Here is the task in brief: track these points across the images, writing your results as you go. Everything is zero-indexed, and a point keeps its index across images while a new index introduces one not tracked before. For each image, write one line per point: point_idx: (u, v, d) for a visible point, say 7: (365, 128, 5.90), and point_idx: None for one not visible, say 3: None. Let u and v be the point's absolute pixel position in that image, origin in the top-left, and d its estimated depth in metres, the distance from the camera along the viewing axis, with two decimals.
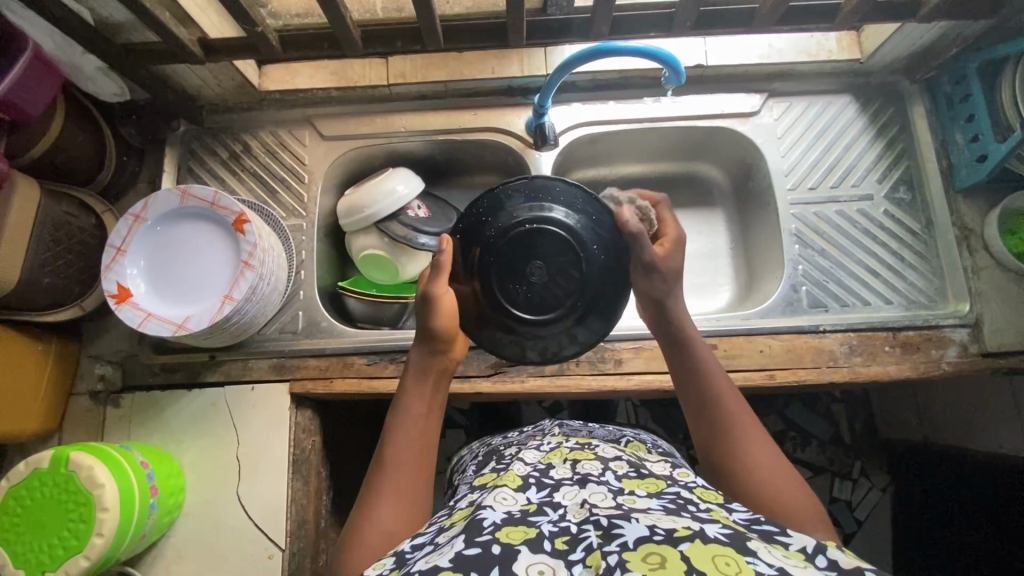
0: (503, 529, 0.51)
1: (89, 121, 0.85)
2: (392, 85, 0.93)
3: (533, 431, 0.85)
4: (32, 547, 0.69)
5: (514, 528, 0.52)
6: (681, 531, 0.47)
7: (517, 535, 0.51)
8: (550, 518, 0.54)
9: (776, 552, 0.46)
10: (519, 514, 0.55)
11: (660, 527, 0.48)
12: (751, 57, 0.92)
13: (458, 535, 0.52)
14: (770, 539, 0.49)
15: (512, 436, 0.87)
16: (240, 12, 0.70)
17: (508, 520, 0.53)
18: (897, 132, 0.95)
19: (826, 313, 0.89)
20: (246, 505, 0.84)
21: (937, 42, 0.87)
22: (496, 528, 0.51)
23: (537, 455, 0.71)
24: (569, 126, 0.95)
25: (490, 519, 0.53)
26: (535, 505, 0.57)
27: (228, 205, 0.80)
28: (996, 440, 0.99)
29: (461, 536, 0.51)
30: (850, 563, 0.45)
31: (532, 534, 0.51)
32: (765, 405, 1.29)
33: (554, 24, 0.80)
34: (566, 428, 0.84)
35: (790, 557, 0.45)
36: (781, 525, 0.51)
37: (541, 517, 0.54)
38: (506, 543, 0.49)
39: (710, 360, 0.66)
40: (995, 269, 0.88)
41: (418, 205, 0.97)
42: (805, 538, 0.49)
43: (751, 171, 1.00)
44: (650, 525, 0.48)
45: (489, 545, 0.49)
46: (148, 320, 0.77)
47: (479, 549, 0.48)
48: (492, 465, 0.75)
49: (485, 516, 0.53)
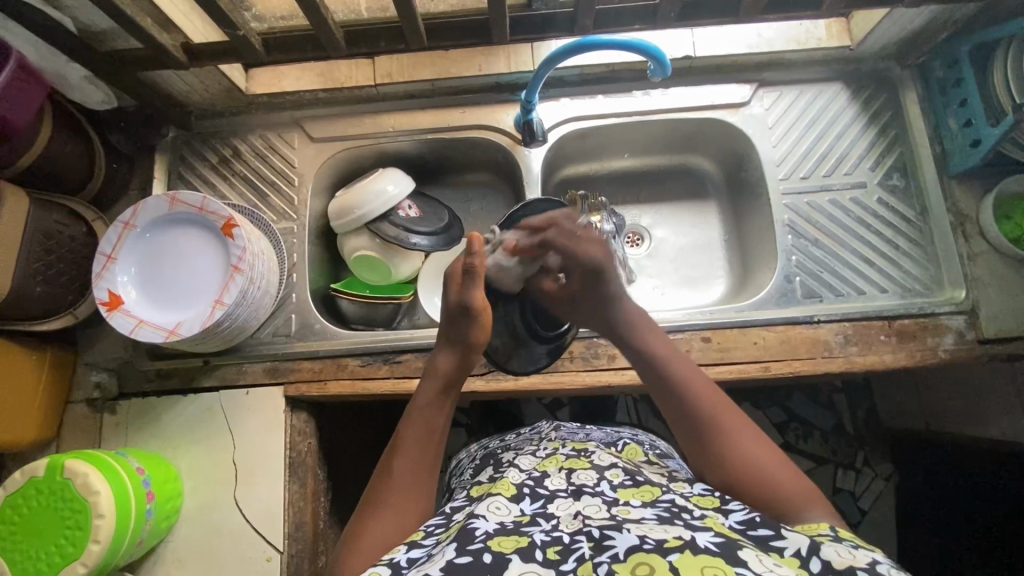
0: (495, 538, 0.52)
1: (77, 129, 0.85)
2: (379, 85, 0.93)
3: (531, 434, 0.85)
4: (29, 556, 0.69)
5: (506, 537, 0.52)
6: (672, 541, 0.47)
7: (509, 543, 0.51)
8: (543, 528, 0.54)
9: (770, 560, 0.45)
10: (512, 524, 0.55)
11: (651, 537, 0.48)
12: (740, 47, 0.91)
13: (450, 543, 0.52)
14: (765, 545, 0.49)
15: (511, 439, 0.87)
16: (220, 15, 0.70)
17: (500, 530, 0.54)
18: (890, 118, 0.94)
19: (820, 303, 0.88)
20: (244, 508, 0.84)
21: (927, 26, 0.86)
22: (487, 537, 0.52)
23: (533, 462, 0.71)
24: (557, 122, 0.95)
25: (482, 529, 0.53)
26: (527, 516, 0.57)
27: (215, 210, 0.80)
28: (997, 426, 0.98)
29: (452, 544, 0.51)
30: (843, 563, 0.45)
31: (524, 543, 0.51)
32: (764, 397, 1.28)
33: (538, 20, 0.80)
34: (564, 431, 0.83)
35: (782, 565, 0.45)
36: (776, 527, 0.51)
37: (533, 527, 0.54)
38: (498, 552, 0.50)
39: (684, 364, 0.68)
40: (991, 255, 0.87)
41: (409, 205, 0.97)
42: (799, 539, 0.49)
43: (743, 162, 0.99)
44: (641, 535, 0.48)
45: (480, 554, 0.49)
46: (141, 327, 0.77)
47: (470, 557, 0.49)
48: (488, 470, 0.75)
49: (477, 525, 0.54)
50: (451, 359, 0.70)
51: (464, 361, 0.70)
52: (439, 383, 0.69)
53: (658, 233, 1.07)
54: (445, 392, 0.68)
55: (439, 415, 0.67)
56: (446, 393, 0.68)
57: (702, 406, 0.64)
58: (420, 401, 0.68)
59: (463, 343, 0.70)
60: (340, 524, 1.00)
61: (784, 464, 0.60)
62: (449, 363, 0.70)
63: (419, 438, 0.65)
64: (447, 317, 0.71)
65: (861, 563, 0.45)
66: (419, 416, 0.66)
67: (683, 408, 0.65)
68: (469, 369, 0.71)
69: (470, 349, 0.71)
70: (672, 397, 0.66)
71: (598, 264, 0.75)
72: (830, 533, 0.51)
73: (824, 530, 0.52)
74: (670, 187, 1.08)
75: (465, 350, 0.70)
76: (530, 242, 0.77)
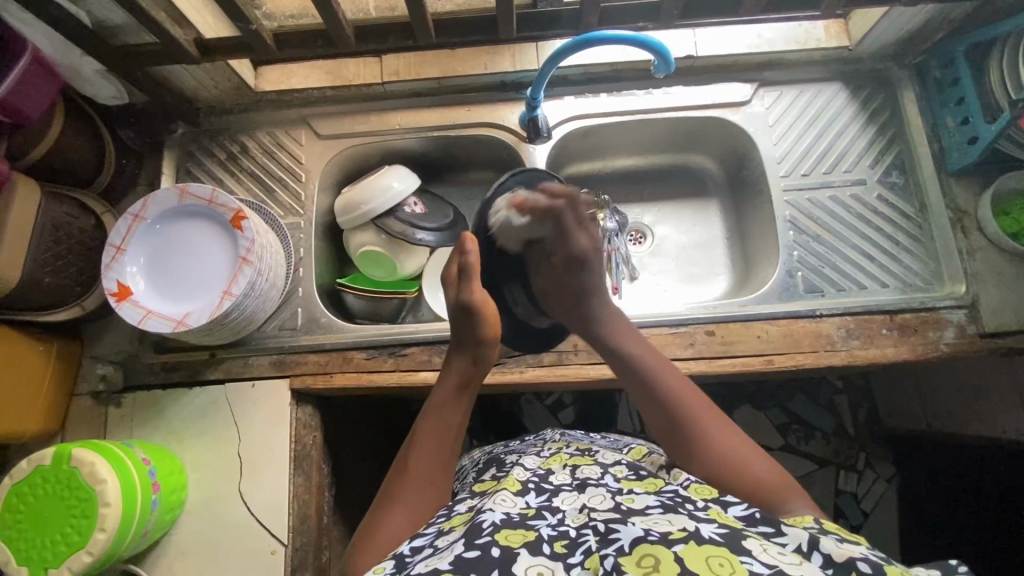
0: (502, 531, 0.51)
1: (88, 125, 0.87)
2: (386, 82, 0.95)
3: (534, 441, 0.85)
4: (35, 543, 0.69)
5: (513, 531, 0.52)
6: (676, 533, 0.47)
7: (517, 538, 0.51)
8: (549, 522, 0.54)
9: (774, 550, 0.46)
10: (518, 516, 0.55)
11: (655, 530, 0.48)
12: (741, 47, 0.93)
13: (459, 539, 0.52)
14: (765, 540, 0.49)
15: (514, 444, 0.87)
16: (234, 10, 0.72)
17: (507, 522, 0.53)
18: (888, 117, 0.96)
19: (823, 297, 0.89)
20: (248, 502, 0.84)
21: (924, 27, 0.88)
22: (494, 530, 0.51)
23: (537, 461, 0.71)
24: (561, 119, 0.96)
25: (490, 520, 0.52)
26: (534, 509, 0.57)
27: (226, 203, 0.81)
28: (998, 425, 0.98)
29: (460, 539, 0.51)
30: (843, 555, 0.45)
31: (531, 537, 0.51)
32: (765, 397, 1.28)
33: (543, 18, 0.81)
34: (568, 437, 0.84)
35: (787, 554, 0.45)
36: (777, 523, 0.51)
37: (539, 521, 0.54)
38: (506, 545, 0.50)
39: (661, 364, 0.70)
40: (990, 251, 0.88)
41: (415, 201, 0.98)
42: (798, 534, 0.49)
43: (744, 161, 1.01)
44: (646, 527, 0.48)
45: (488, 548, 0.49)
46: (149, 317, 0.78)
47: (478, 552, 0.49)
48: (492, 472, 0.75)
49: (485, 517, 0.53)
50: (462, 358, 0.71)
51: (475, 361, 0.71)
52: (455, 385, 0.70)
53: (660, 231, 1.08)
54: (460, 391, 0.69)
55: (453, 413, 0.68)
56: (463, 389, 0.70)
57: (675, 404, 0.65)
58: (434, 403, 0.68)
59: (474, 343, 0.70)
60: (342, 522, 1.00)
61: (764, 460, 0.62)
62: (462, 365, 0.70)
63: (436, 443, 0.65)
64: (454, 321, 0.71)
65: (858, 554, 0.45)
66: (434, 414, 0.67)
67: (655, 404, 0.67)
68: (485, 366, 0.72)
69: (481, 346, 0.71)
70: (642, 392, 0.68)
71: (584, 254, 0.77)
72: (815, 525, 0.52)
73: (809, 523, 0.52)
74: (671, 186, 1.09)
75: (477, 347, 0.71)
76: (545, 205, 0.77)
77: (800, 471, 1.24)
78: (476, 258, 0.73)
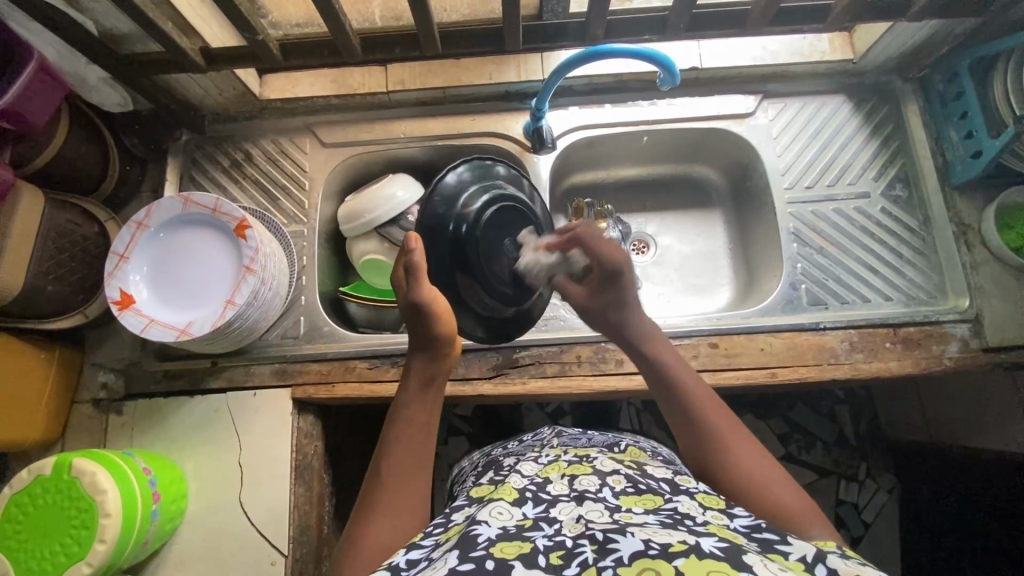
0: (498, 544, 0.51)
1: (92, 132, 0.86)
2: (391, 91, 0.95)
3: (534, 440, 0.85)
4: (33, 554, 0.69)
5: (509, 543, 0.51)
6: (677, 546, 0.47)
7: (512, 549, 0.50)
8: (545, 533, 0.54)
9: (774, 566, 0.45)
10: (514, 528, 0.54)
11: (655, 542, 0.48)
12: (745, 59, 0.94)
13: (453, 549, 0.51)
14: (771, 548, 0.49)
15: (513, 446, 0.86)
16: (241, 20, 0.72)
17: (503, 535, 0.53)
18: (892, 130, 0.96)
19: (826, 310, 0.89)
20: (248, 511, 0.84)
21: (929, 40, 0.88)
22: (490, 543, 0.51)
23: (535, 468, 0.71)
24: (567, 129, 0.96)
25: (484, 535, 0.52)
26: (530, 521, 0.56)
27: (229, 212, 0.81)
28: (1000, 438, 0.98)
29: (455, 550, 0.50)
30: (850, 571, 0.44)
31: (527, 548, 0.51)
32: (766, 407, 1.28)
33: (548, 30, 0.81)
34: (566, 436, 0.84)
35: (786, 571, 0.44)
36: (783, 532, 0.52)
37: (536, 532, 0.54)
38: (501, 558, 0.49)
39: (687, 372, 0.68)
40: (994, 264, 0.88)
41: (419, 210, 0.96)
42: (804, 547, 0.48)
43: (748, 172, 1.01)
44: (646, 539, 0.48)
45: (483, 560, 0.48)
46: (151, 326, 0.78)
47: (473, 564, 0.48)
48: (490, 474, 0.75)
49: (480, 531, 0.53)
50: (428, 355, 0.68)
51: (436, 355, 0.68)
52: (417, 382, 0.67)
53: (663, 241, 1.08)
54: (425, 387, 0.67)
55: (421, 411, 0.66)
56: (427, 386, 0.67)
57: (703, 415, 0.64)
58: (401, 403, 0.66)
59: (431, 339, 0.66)
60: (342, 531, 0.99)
61: (788, 484, 0.60)
62: (423, 361, 0.68)
63: (405, 447, 0.63)
64: (405, 319, 0.67)
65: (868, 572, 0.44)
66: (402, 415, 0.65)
67: (679, 408, 0.65)
68: (448, 359, 0.69)
69: (440, 342, 0.67)
70: (671, 399, 0.66)
71: (617, 267, 0.69)
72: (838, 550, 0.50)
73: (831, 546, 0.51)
74: (675, 195, 1.10)
75: (435, 344, 0.67)
76: (564, 236, 0.72)
77: (800, 481, 1.24)
78: (421, 257, 0.65)
